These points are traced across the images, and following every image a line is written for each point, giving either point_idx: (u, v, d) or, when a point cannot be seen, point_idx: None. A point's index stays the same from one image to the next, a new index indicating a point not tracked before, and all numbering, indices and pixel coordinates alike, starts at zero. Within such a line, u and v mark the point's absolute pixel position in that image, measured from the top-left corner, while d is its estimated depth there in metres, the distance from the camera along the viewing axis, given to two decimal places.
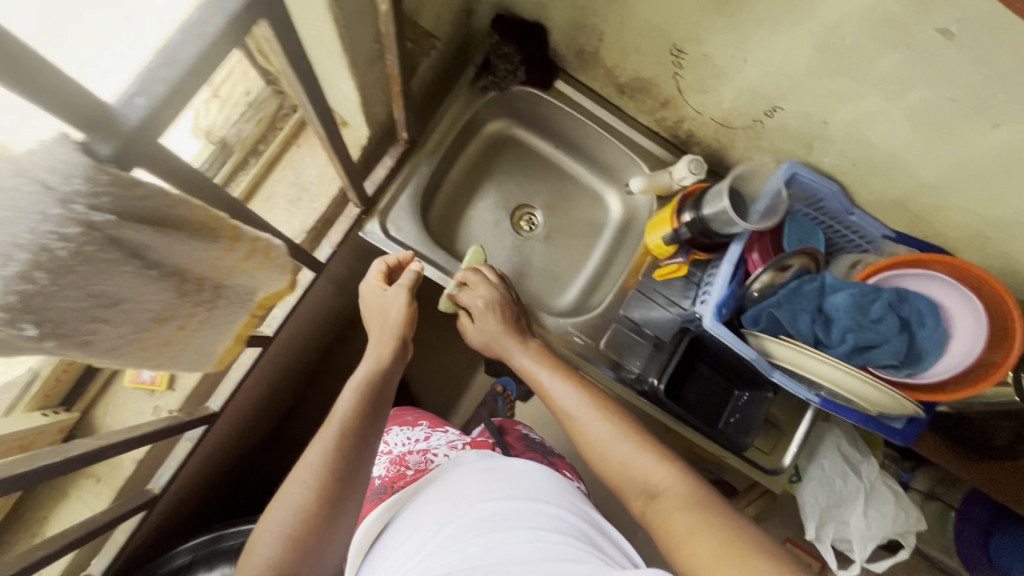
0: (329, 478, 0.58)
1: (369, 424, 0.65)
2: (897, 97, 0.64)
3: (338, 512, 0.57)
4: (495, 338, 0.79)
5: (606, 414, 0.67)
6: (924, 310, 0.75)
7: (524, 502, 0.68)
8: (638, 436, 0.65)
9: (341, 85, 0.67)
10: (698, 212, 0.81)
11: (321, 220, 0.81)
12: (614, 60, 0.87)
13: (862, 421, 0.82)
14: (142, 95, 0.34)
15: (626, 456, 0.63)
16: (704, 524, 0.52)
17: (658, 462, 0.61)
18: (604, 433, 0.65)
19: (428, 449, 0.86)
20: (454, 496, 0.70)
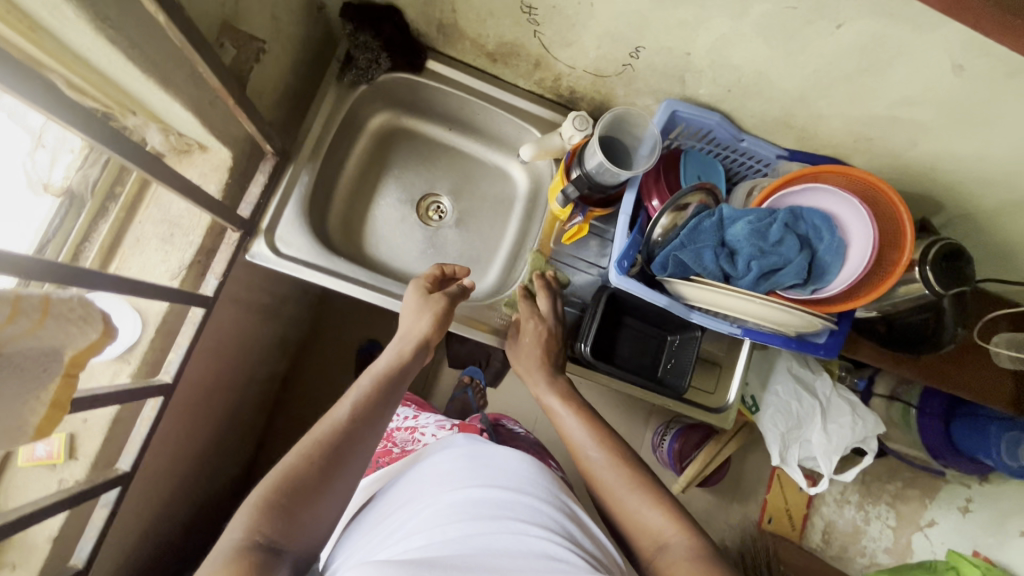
0: (325, 453, 0.60)
1: (378, 413, 0.66)
2: (742, 14, 0.62)
3: (327, 490, 0.59)
4: (530, 372, 0.84)
5: (620, 468, 0.70)
6: (819, 224, 0.74)
7: (511, 489, 0.67)
8: (649, 488, 0.68)
9: (169, 108, 0.63)
10: (583, 168, 0.78)
11: (201, 253, 0.77)
12: (474, 29, 0.83)
13: (785, 344, 0.82)
14: None
15: (636, 504, 0.66)
16: None
17: (663, 511, 0.65)
18: (617, 481, 0.69)
19: (416, 427, 0.92)
20: (444, 483, 0.69)
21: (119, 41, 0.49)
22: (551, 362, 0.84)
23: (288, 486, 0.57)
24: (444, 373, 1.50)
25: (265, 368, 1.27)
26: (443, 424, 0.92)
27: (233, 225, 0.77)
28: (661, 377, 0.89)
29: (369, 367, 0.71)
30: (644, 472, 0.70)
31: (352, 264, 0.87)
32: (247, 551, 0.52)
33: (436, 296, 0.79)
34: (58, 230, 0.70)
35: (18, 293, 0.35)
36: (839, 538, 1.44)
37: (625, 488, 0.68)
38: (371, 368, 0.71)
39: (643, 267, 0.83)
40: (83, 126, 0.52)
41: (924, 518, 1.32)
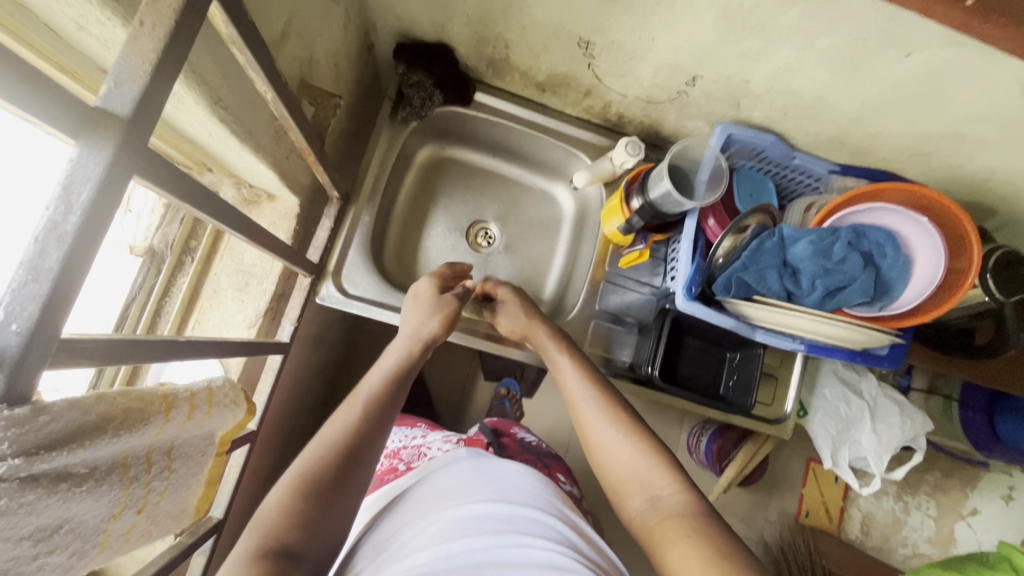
0: (339, 452, 0.58)
1: (381, 426, 0.62)
2: (809, 46, 0.63)
3: (332, 508, 0.55)
4: (524, 326, 0.82)
5: (606, 405, 0.67)
6: (882, 241, 0.75)
7: (516, 503, 0.64)
8: (647, 437, 0.63)
9: (253, 167, 0.64)
10: (646, 197, 0.79)
11: (275, 299, 0.78)
12: (526, 63, 0.84)
13: (849, 358, 0.83)
14: None
15: (623, 458, 0.62)
16: (695, 538, 0.51)
17: (656, 464, 0.60)
18: (604, 427, 0.65)
19: (422, 443, 0.88)
20: (444, 498, 0.66)
21: (229, 119, 0.50)
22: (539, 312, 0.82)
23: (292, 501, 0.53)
24: (482, 387, 1.51)
25: (314, 395, 1.29)
26: (450, 438, 0.88)
27: (304, 272, 0.78)
28: (724, 394, 0.90)
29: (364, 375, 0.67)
30: (639, 420, 0.66)
31: None
32: (261, 559, 0.48)
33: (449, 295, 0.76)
34: (141, 289, 0.71)
35: (188, 388, 0.37)
36: (880, 529, 1.42)
37: (613, 432, 0.64)
38: (379, 364, 0.69)
39: (704, 289, 0.84)
40: None
41: (965, 507, 1.34)
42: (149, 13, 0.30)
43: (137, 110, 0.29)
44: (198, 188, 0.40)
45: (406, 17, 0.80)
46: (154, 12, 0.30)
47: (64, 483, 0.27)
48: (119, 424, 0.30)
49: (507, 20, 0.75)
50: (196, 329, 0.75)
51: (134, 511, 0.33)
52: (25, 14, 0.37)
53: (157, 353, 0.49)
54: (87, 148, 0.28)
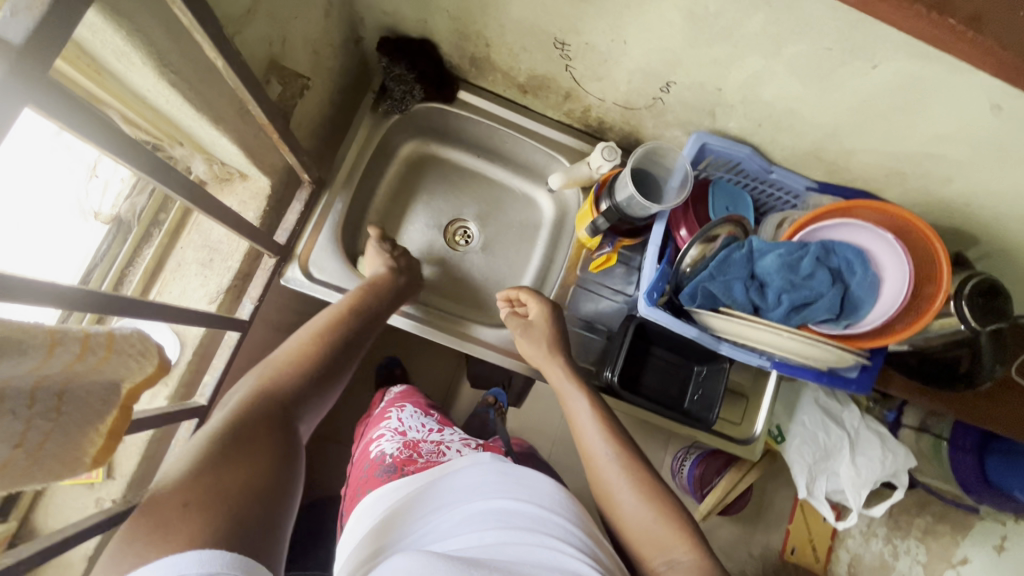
0: (330, 329, 0.71)
1: (328, 374, 0.67)
2: (775, 54, 0.63)
3: (290, 431, 0.58)
4: (545, 363, 0.82)
5: (631, 464, 0.69)
6: (851, 258, 0.74)
7: (543, 504, 0.61)
8: (662, 498, 0.66)
9: (219, 141, 0.66)
10: (613, 200, 0.78)
11: (238, 278, 0.79)
12: (507, 63, 0.85)
13: (815, 378, 0.81)
14: None
15: (641, 521, 0.65)
16: None
17: (679, 527, 0.63)
18: (626, 490, 0.68)
19: (441, 441, 0.79)
20: (468, 484, 0.64)
21: (180, 83, 0.51)
22: (562, 346, 0.83)
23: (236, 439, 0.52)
24: (462, 392, 1.49)
25: None
26: (470, 442, 0.81)
27: (268, 252, 0.78)
28: (688, 409, 0.87)
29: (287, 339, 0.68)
30: (655, 478, 0.69)
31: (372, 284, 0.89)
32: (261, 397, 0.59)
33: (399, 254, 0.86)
34: (104, 256, 0.73)
35: (86, 330, 0.36)
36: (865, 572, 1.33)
37: (633, 494, 0.67)
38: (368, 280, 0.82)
39: (671, 298, 0.83)
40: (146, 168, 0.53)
41: (955, 556, 1.16)
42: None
43: (30, 40, 0.33)
44: None
45: (390, 10, 0.81)
46: None
47: None
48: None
49: (485, 17, 0.76)
50: (155, 299, 0.75)
51: (10, 445, 0.33)
52: None
53: (91, 306, 0.49)
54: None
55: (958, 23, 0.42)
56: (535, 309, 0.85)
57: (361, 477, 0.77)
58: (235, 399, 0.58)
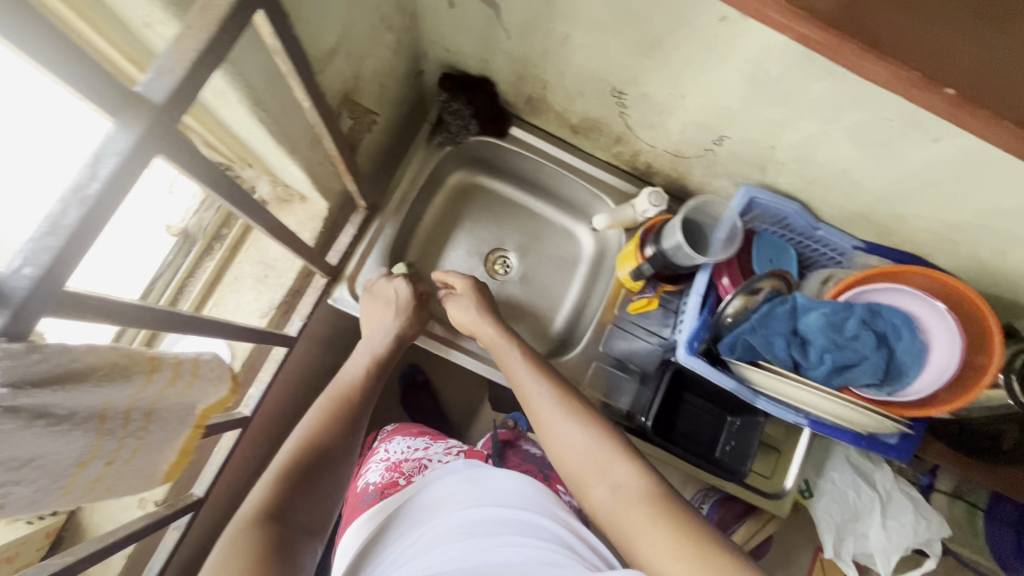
0: (329, 420, 0.66)
1: (330, 471, 0.62)
2: (835, 120, 0.64)
3: (298, 553, 0.53)
4: (478, 325, 0.83)
5: (560, 399, 0.69)
6: (899, 323, 0.73)
7: (507, 505, 0.63)
8: (597, 425, 0.66)
9: (289, 168, 0.69)
10: (659, 246, 0.79)
11: (289, 295, 0.82)
12: (562, 105, 0.88)
13: (853, 440, 0.80)
14: (29, 265, 0.28)
15: (578, 450, 0.64)
16: (656, 519, 0.53)
17: (623, 453, 0.62)
18: (560, 422, 0.67)
19: (424, 456, 0.78)
20: (439, 501, 0.66)
21: (267, 120, 0.55)
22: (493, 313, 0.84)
23: (254, 557, 0.49)
24: (483, 415, 1.50)
25: None
26: (451, 450, 0.80)
27: (319, 272, 0.81)
28: (719, 459, 0.87)
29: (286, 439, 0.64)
30: (591, 410, 0.68)
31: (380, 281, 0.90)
32: (264, 519, 0.54)
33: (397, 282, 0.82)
34: (170, 266, 0.77)
35: (176, 356, 0.39)
36: None
37: (574, 423, 0.66)
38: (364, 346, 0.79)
39: (710, 346, 0.83)
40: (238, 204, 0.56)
41: None
42: (195, 18, 0.33)
43: (169, 99, 0.33)
44: (218, 177, 0.43)
45: (454, 49, 0.85)
46: (200, 18, 0.34)
47: (41, 421, 0.30)
48: (104, 375, 0.32)
49: (546, 62, 0.79)
50: (211, 310, 0.79)
51: (102, 462, 0.35)
52: (103, 11, 0.41)
53: (177, 324, 0.52)
54: (120, 128, 0.31)
55: None
56: (462, 283, 0.87)
57: (351, 505, 0.78)
58: (234, 523, 0.53)
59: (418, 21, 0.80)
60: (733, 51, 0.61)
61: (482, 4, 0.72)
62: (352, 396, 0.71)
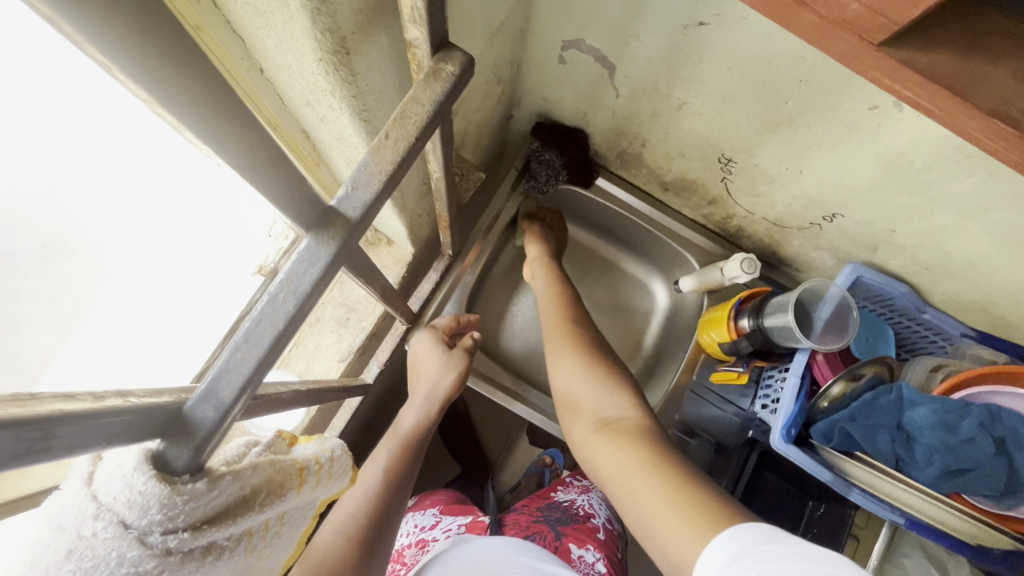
0: (390, 483, 0.63)
1: (384, 541, 0.58)
2: (976, 216, 0.59)
3: None
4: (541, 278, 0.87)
5: (588, 358, 0.71)
6: (1022, 430, 0.68)
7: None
8: (615, 381, 0.68)
9: (390, 219, 0.68)
10: (759, 321, 0.77)
11: (368, 338, 0.81)
12: (658, 163, 0.85)
13: (956, 547, 0.74)
14: (225, 393, 0.27)
15: (578, 388, 0.69)
16: (652, 460, 0.53)
17: (621, 397, 0.65)
18: (582, 377, 0.69)
19: (425, 539, 0.77)
20: None
21: None
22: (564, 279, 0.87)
23: None
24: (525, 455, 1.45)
25: None
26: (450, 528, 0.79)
27: (402, 320, 0.79)
28: None
29: (343, 503, 0.60)
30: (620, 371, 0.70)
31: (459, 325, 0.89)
32: None
33: (434, 329, 0.79)
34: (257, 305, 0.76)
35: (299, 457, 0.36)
36: None
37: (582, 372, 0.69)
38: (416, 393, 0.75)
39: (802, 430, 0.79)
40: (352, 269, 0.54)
41: None
42: (396, 128, 0.34)
43: (364, 213, 0.33)
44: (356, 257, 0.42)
45: (553, 101, 0.83)
46: (400, 128, 0.35)
47: (209, 554, 0.28)
48: (264, 497, 0.31)
49: (652, 123, 0.76)
50: (292, 350, 0.78)
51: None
52: (268, 90, 0.41)
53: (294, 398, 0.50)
54: (317, 243, 0.31)
55: None
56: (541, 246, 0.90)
57: None
58: None
59: (522, 72, 0.79)
60: (874, 139, 0.57)
61: (598, 63, 0.69)
62: (408, 450, 0.68)
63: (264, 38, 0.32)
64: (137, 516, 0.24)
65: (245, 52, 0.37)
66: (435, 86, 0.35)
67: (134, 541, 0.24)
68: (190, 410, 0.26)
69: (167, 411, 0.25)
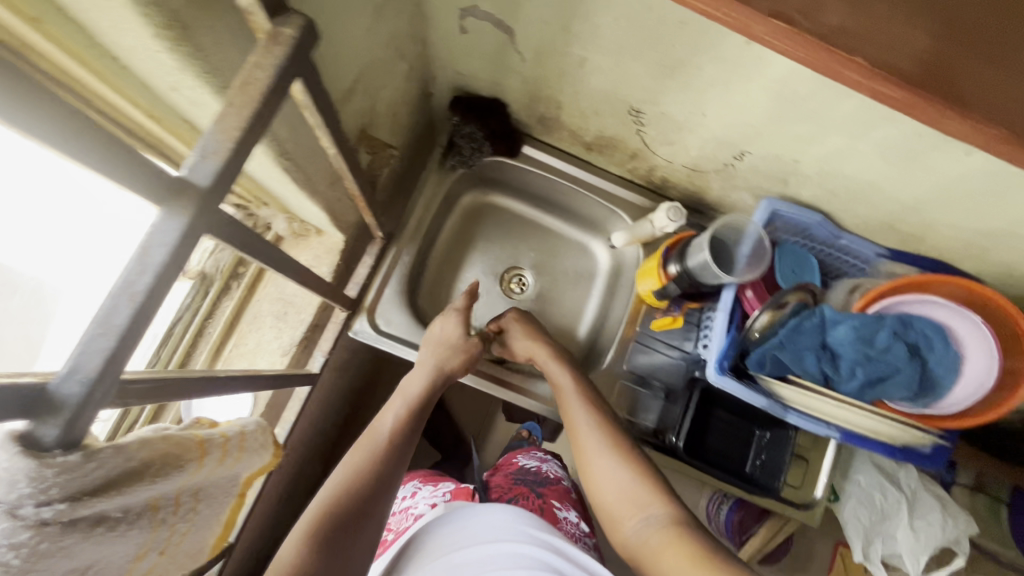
0: (378, 463, 0.64)
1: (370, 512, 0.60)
2: (863, 135, 0.62)
3: None
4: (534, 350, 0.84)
5: (608, 437, 0.70)
6: (930, 333, 0.73)
7: (490, 539, 0.62)
8: (637, 460, 0.67)
9: (307, 206, 0.68)
10: (684, 265, 0.80)
11: (310, 330, 0.81)
12: (576, 123, 0.86)
13: (888, 453, 0.79)
14: (79, 373, 0.29)
15: (605, 475, 0.66)
16: (685, 550, 0.53)
17: (651, 490, 0.63)
18: (603, 454, 0.68)
19: (409, 506, 0.81)
20: (438, 543, 0.66)
21: (290, 169, 0.55)
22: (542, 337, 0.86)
23: None
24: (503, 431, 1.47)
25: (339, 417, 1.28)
26: (438, 493, 0.81)
27: (341, 306, 0.80)
28: (750, 473, 0.86)
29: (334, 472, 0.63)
30: (634, 447, 0.69)
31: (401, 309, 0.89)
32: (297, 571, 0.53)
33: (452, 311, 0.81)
34: (188, 309, 0.75)
35: (200, 434, 0.39)
36: None
37: (608, 456, 0.67)
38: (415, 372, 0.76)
39: (738, 363, 0.82)
40: None
41: None
42: (238, 95, 0.36)
43: (213, 180, 0.35)
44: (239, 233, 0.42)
45: (466, 72, 0.83)
46: (242, 94, 0.36)
47: (99, 525, 0.33)
48: (157, 469, 0.35)
49: (561, 84, 0.78)
50: (233, 350, 0.77)
51: (156, 552, 0.38)
52: (130, 79, 0.41)
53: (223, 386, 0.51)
54: (168, 215, 0.33)
55: None
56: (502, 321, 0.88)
57: None
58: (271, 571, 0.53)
59: (427, 47, 0.79)
60: (757, 72, 0.60)
61: (496, 29, 0.70)
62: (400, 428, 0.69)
63: (97, 21, 0.32)
64: (6, 493, 0.28)
65: (90, 40, 0.37)
66: (276, 51, 0.37)
67: (5, 514, 0.28)
68: (55, 388, 0.29)
69: (31, 393, 0.28)
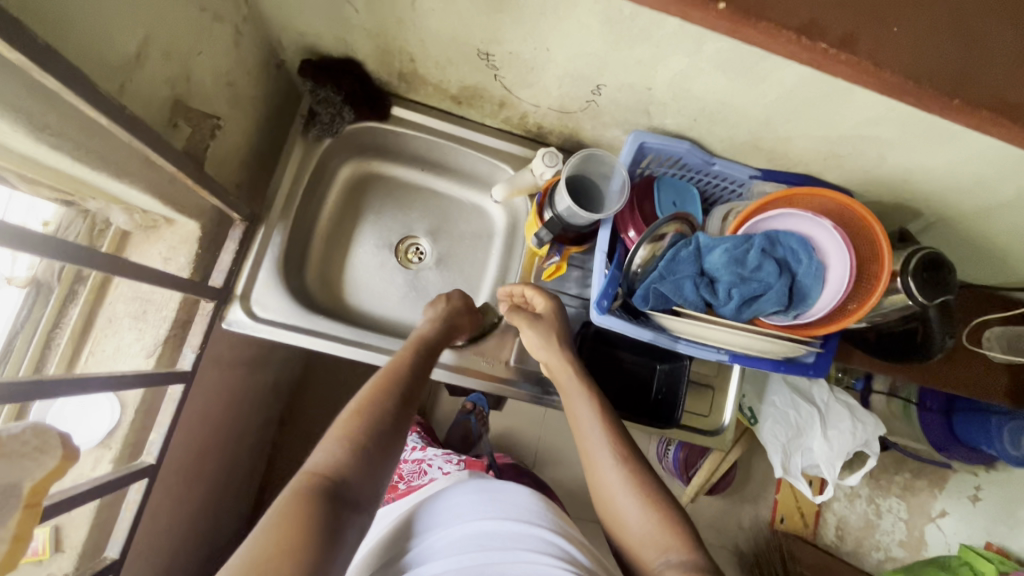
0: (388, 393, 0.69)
1: (388, 439, 0.64)
2: (697, 51, 0.61)
3: (344, 509, 0.56)
4: (556, 361, 0.80)
5: (629, 468, 0.69)
6: (795, 247, 0.73)
7: (517, 520, 0.60)
8: (650, 493, 0.67)
9: (131, 191, 0.63)
10: (554, 211, 0.79)
11: (176, 326, 0.76)
12: (435, 75, 0.82)
13: (773, 367, 0.81)
14: None
15: (624, 507, 0.67)
16: None
17: (667, 530, 0.63)
18: (625, 493, 0.67)
19: (423, 460, 0.88)
20: (454, 506, 0.63)
21: None
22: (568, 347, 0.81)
23: (310, 506, 0.53)
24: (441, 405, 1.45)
25: (265, 417, 1.23)
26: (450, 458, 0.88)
27: (204, 297, 0.76)
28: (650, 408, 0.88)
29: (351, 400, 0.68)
30: (650, 476, 0.69)
31: (281, 293, 0.85)
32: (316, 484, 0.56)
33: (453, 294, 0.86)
34: (26, 322, 0.69)
35: None
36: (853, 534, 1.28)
37: (626, 489, 0.67)
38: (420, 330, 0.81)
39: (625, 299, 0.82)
40: (45, 250, 0.50)
41: (933, 509, 1.13)
42: None
43: None
44: None
45: (306, 32, 0.78)
46: None
47: None
48: None
49: (403, 33, 0.74)
50: (88, 359, 0.72)
51: None
52: None
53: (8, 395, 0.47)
54: None
55: (831, 47, 0.43)
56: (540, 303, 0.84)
57: None
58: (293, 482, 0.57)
59: (255, 8, 0.73)
60: None
61: None
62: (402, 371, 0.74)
63: None
64: None
65: None
66: None
67: None
68: None
69: None
